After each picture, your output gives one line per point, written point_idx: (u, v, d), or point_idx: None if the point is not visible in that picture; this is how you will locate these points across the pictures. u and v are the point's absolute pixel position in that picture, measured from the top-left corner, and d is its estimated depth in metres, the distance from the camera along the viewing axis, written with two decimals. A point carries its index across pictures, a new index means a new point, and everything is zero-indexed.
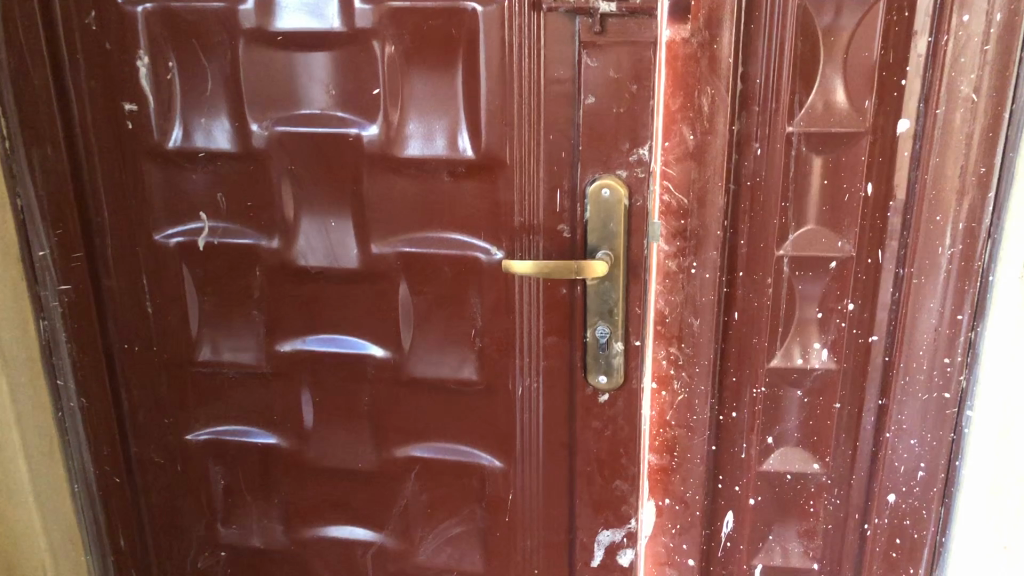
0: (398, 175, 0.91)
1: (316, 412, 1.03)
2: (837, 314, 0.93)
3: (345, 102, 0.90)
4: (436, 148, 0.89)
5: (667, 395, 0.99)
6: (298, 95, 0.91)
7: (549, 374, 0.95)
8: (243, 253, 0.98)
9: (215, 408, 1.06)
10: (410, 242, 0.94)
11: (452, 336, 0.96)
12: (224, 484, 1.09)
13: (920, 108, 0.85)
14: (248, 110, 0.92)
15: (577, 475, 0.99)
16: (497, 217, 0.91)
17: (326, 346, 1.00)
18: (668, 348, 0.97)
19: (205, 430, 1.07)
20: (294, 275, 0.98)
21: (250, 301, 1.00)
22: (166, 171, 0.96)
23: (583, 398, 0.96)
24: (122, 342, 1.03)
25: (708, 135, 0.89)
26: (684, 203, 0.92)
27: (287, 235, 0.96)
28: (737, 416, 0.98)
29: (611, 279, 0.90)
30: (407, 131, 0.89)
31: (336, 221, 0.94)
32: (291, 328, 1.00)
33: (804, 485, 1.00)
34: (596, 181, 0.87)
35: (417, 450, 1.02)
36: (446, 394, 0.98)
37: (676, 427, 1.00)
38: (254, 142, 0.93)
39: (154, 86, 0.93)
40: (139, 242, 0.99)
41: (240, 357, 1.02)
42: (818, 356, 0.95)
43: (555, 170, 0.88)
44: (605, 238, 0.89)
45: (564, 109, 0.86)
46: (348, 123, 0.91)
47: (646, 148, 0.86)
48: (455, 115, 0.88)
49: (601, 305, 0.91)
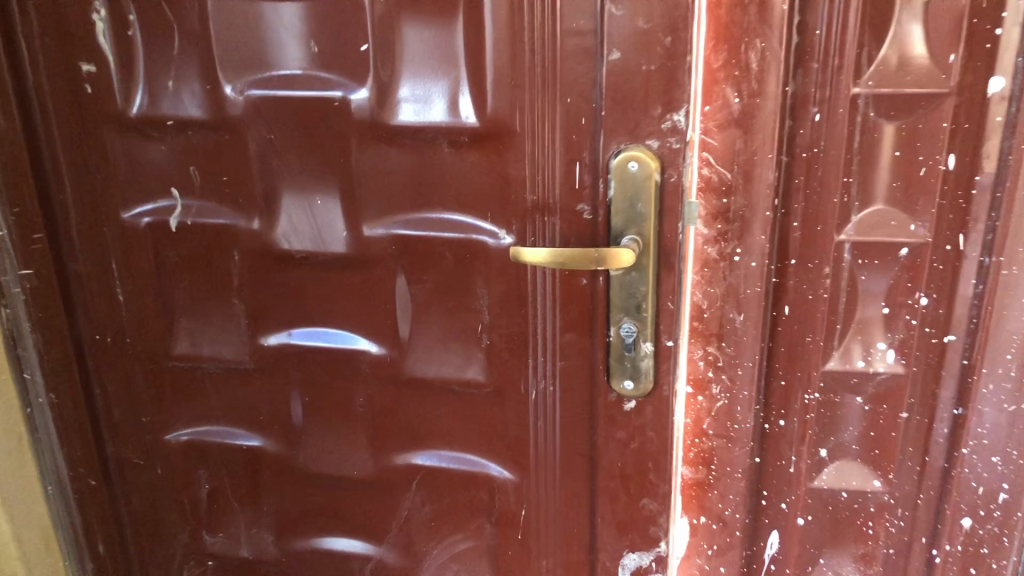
0: (392, 146, 0.79)
1: (308, 413, 0.92)
2: (907, 309, 0.79)
3: (328, 61, 0.77)
4: (434, 114, 0.76)
5: (703, 401, 0.86)
6: (275, 53, 0.78)
7: (567, 378, 0.82)
8: (220, 234, 0.86)
9: (195, 406, 0.95)
10: (406, 224, 0.81)
11: (456, 330, 0.84)
12: (209, 489, 0.99)
13: (1019, 63, 0.70)
14: (220, 70, 0.80)
15: (599, 492, 0.86)
16: (506, 195, 0.78)
17: (314, 341, 0.88)
18: (705, 347, 0.84)
19: (185, 430, 0.96)
20: (276, 260, 0.86)
21: (230, 289, 0.88)
22: (132, 140, 0.85)
23: (606, 405, 0.81)
24: (93, 332, 0.93)
25: (759, 97, 0.74)
26: (727, 178, 0.78)
27: (268, 214, 0.84)
28: (785, 424, 0.85)
29: (639, 269, 0.75)
30: (401, 94, 0.76)
31: (321, 199, 0.82)
32: (276, 320, 0.88)
33: (861, 505, 0.87)
34: (621, 152, 0.73)
35: (420, 457, 0.90)
36: (450, 396, 0.86)
37: (714, 437, 0.87)
38: (229, 108, 0.81)
39: (114, 44, 0.81)
40: (106, 223, 0.88)
41: (220, 351, 0.91)
42: (882, 360, 0.81)
43: (573, 139, 0.74)
44: (632, 221, 0.74)
45: (584, 67, 0.72)
46: (333, 85, 0.78)
47: (682, 113, 0.71)
48: (456, 76, 0.74)
49: (627, 300, 0.76)
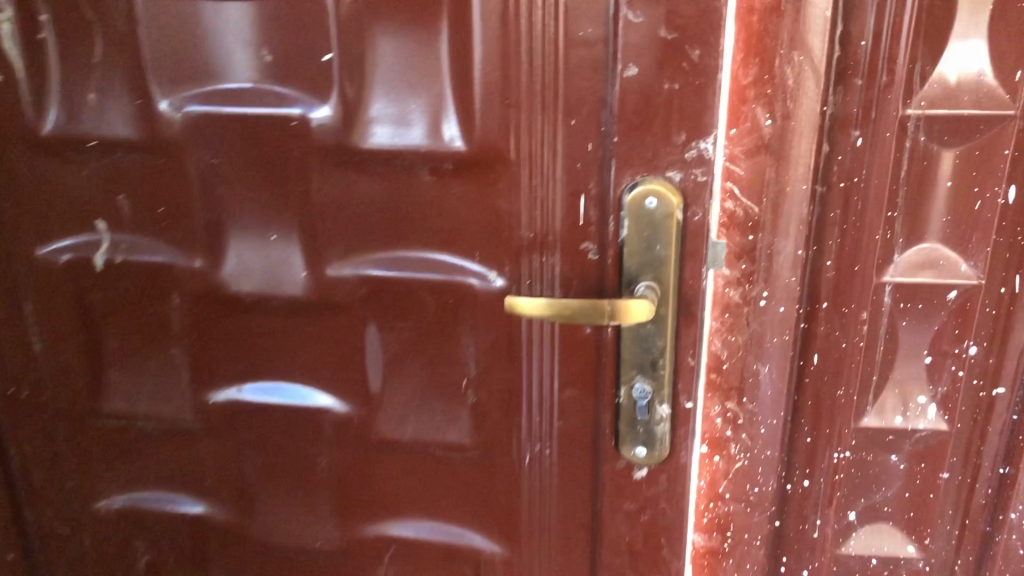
0: (360, 174, 0.66)
1: (264, 479, 0.79)
2: (952, 359, 0.70)
3: (283, 72, 0.64)
4: (411, 137, 0.64)
5: (720, 462, 0.75)
6: (218, 63, 0.65)
7: (566, 441, 0.71)
8: (156, 274, 0.73)
9: (128, 470, 0.81)
10: (378, 264, 0.69)
11: (437, 386, 0.72)
12: (147, 560, 0.86)
13: None
14: (152, 82, 0.66)
15: (601, 566, 0.75)
16: (496, 231, 0.66)
17: (268, 396, 0.76)
18: (724, 402, 0.73)
19: (118, 497, 0.83)
20: (224, 304, 0.73)
21: (168, 337, 0.75)
22: (46, 164, 0.71)
23: (612, 472, 0.70)
24: (5, 385, 0.79)
25: (795, 119, 0.64)
26: (754, 212, 0.67)
27: (212, 252, 0.71)
28: (810, 485, 0.75)
29: (657, 321, 0.64)
30: (372, 113, 0.64)
31: (276, 234, 0.70)
32: (223, 372, 0.76)
33: (893, 572, 0.78)
34: (636, 186, 0.62)
35: (394, 529, 0.78)
36: (430, 460, 0.75)
37: (731, 502, 0.76)
38: (163, 126, 0.68)
39: (21, 49, 0.67)
40: (18, 259, 0.75)
41: (158, 408, 0.78)
42: (923, 416, 0.72)
43: (577, 168, 0.63)
44: (648, 265, 0.63)
45: (592, 84, 0.60)
46: (289, 101, 0.65)
47: (710, 140, 0.61)
48: (437, 91, 0.62)
49: (641, 356, 0.65)
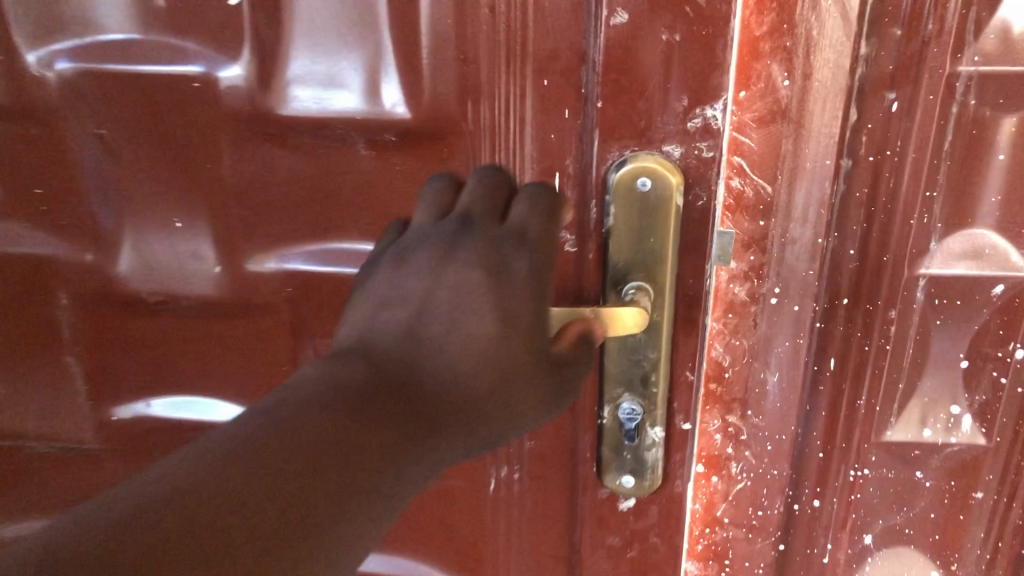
0: (282, 148, 0.54)
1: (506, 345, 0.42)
2: (994, 363, 0.58)
3: (179, 20, 0.51)
4: (344, 102, 0.51)
5: (719, 482, 0.66)
6: (97, 8, 0.51)
7: (538, 465, 0.59)
8: (38, 270, 0.60)
9: (21, 496, 0.69)
10: (309, 258, 0.56)
11: None
12: None
13: None
14: (17, 33, 0.53)
15: None
16: None
17: (184, 412, 0.63)
18: (725, 416, 0.63)
19: (11, 527, 0.70)
20: (123, 305, 0.60)
21: (57, 344, 0.62)
22: None
23: (592, 502, 0.59)
24: None
25: (817, 79, 0.52)
26: (767, 193, 0.56)
27: (105, 243, 0.58)
28: (820, 506, 0.64)
29: (649, 329, 0.53)
30: (293, 72, 0.51)
31: (182, 220, 0.57)
32: (125, 385, 0.63)
33: None
34: (625, 164, 0.50)
35: None
36: None
37: (731, 526, 0.67)
38: (33, 88, 0.54)
39: None
40: None
41: (52, 425, 0.65)
42: (955, 429, 0.61)
43: (551, 140, 0.51)
44: (639, 261, 0.51)
45: (569, 35, 0.48)
46: (188, 56, 0.52)
47: (719, 105, 0.48)
48: (375, 44, 0.49)
49: (630, 370, 0.54)
